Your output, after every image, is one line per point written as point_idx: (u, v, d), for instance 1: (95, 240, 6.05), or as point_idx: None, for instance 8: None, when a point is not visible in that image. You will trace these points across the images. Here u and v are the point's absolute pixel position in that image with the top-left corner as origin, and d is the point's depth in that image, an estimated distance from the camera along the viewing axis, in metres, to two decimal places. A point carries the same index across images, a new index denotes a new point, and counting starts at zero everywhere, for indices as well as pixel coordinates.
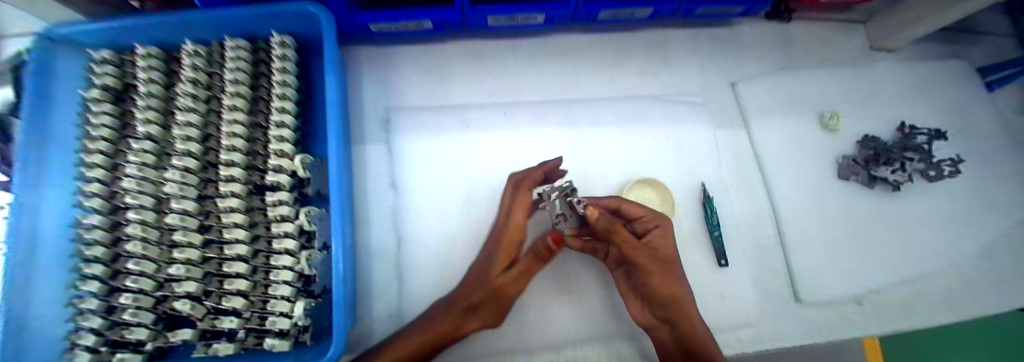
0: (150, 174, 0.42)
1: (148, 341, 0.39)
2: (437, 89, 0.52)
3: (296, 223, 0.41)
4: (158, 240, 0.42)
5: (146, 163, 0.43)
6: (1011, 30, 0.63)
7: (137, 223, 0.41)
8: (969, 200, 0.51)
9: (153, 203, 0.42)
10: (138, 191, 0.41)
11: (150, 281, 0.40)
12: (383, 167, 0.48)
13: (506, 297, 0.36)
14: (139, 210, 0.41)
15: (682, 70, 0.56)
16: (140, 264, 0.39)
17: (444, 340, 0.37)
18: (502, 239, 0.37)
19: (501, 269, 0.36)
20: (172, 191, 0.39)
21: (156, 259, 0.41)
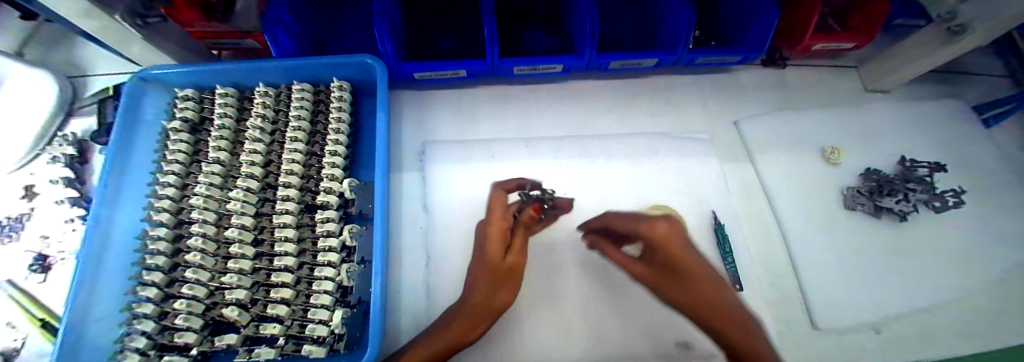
0: (216, 193, 0.48)
1: (194, 346, 0.42)
2: (466, 125, 0.59)
3: (340, 239, 0.45)
4: (215, 252, 0.46)
5: (214, 183, 0.48)
6: (1001, 75, 0.68)
7: (199, 236, 0.45)
8: (974, 232, 0.52)
9: (215, 218, 0.47)
10: (206, 208, 0.47)
11: (204, 288, 0.44)
12: (417, 191, 0.53)
13: (510, 282, 0.38)
14: (202, 224, 0.46)
15: (687, 110, 0.62)
16: (198, 272, 0.43)
17: (455, 348, 0.36)
18: (488, 230, 0.39)
19: (501, 257, 0.38)
20: (236, 208, 0.45)
21: (210, 269, 0.45)
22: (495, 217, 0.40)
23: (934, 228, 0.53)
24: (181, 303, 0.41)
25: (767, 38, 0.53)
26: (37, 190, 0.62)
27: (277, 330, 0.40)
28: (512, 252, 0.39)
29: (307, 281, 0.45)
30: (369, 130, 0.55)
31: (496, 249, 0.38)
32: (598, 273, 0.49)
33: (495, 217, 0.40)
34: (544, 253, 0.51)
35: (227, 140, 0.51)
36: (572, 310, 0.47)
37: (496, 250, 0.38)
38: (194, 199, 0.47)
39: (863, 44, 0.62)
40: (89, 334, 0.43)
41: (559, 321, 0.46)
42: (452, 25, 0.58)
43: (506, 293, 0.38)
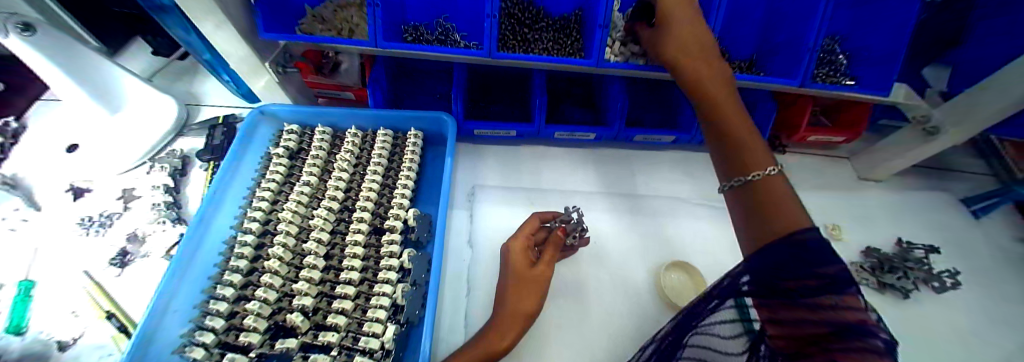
0: (302, 210, 0.57)
1: (255, 346, 0.45)
2: (512, 175, 0.69)
3: (400, 260, 0.53)
4: (290, 261, 0.53)
5: (302, 202, 0.57)
6: (976, 173, 0.78)
7: (281, 245, 0.52)
8: (979, 312, 0.56)
9: (296, 231, 0.55)
10: (292, 221, 0.55)
11: (275, 292, 0.49)
12: (466, 227, 0.61)
13: (529, 290, 0.47)
14: (285, 235, 0.53)
15: (702, 180, 0.71)
16: (274, 277, 0.50)
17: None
18: (513, 246, 0.50)
19: (526, 268, 0.48)
20: (319, 223, 0.54)
21: (283, 275, 0.51)
22: (525, 234, 0.51)
23: (942, 305, 0.57)
24: (254, 303, 0.46)
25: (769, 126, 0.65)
26: (135, 193, 0.65)
27: (335, 337, 0.44)
28: (541, 262, 0.49)
29: (365, 296, 0.50)
30: (433, 172, 0.66)
31: (521, 259, 0.49)
32: (628, 320, 0.53)
33: (524, 234, 0.51)
34: (576, 295, 0.55)
35: (317, 171, 0.62)
36: (601, 348, 0.50)
37: (523, 259, 0.49)
38: (285, 213, 0.55)
39: (851, 139, 0.73)
40: (161, 328, 0.45)
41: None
42: (508, 97, 0.72)
43: (528, 302, 0.46)
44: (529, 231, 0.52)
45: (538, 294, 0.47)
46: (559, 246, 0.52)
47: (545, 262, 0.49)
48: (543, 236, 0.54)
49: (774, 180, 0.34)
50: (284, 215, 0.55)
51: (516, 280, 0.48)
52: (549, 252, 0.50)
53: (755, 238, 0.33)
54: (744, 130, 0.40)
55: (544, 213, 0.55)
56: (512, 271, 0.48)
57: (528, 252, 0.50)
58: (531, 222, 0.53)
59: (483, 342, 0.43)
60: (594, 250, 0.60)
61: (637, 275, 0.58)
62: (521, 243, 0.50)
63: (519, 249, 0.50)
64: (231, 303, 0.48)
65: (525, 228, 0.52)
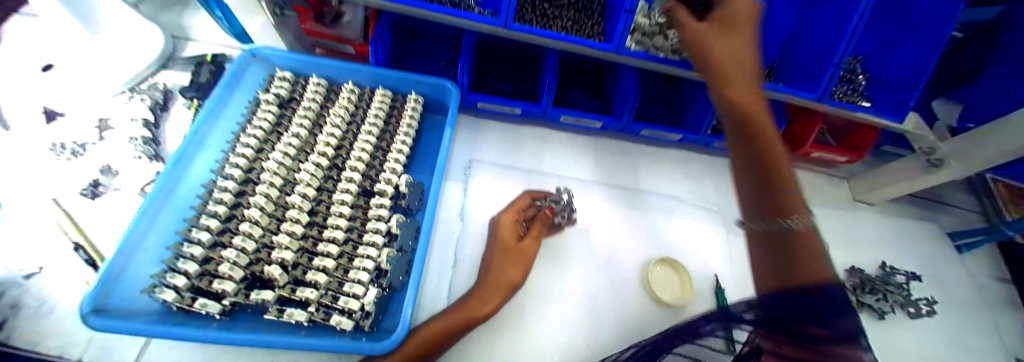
0: (288, 162, 0.54)
1: (229, 295, 0.42)
2: (511, 153, 0.67)
3: (387, 225, 0.51)
4: (272, 213, 0.50)
5: (289, 155, 0.55)
6: (965, 209, 0.79)
7: (264, 196, 0.50)
8: (946, 341, 0.58)
9: (281, 184, 0.52)
10: (277, 173, 0.52)
11: (254, 243, 0.47)
12: (458, 201, 0.59)
13: (512, 262, 0.48)
14: (268, 186, 0.51)
15: (700, 183, 0.71)
16: (253, 227, 0.47)
17: (441, 337, 0.41)
18: (502, 221, 0.51)
19: (515, 242, 0.49)
20: (305, 178, 0.52)
21: (263, 226, 0.49)
22: (515, 209, 0.52)
23: (913, 329, 0.58)
24: (230, 251, 0.44)
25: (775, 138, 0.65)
26: (111, 124, 0.61)
27: (313, 294, 0.42)
28: (529, 237, 0.50)
29: (348, 257, 0.48)
30: (430, 142, 0.64)
31: (509, 233, 0.50)
32: (612, 310, 0.53)
33: (514, 209, 0.52)
34: (563, 281, 0.54)
35: (309, 126, 0.59)
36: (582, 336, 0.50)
37: (512, 232, 0.50)
38: (271, 164, 0.53)
39: (853, 161, 0.73)
40: (128, 264, 0.42)
41: (570, 345, 0.49)
42: (516, 74, 0.70)
43: (513, 271, 0.47)
44: (519, 206, 0.53)
45: (522, 270, 0.48)
46: (546, 223, 0.54)
47: (533, 236, 0.50)
48: (532, 212, 0.55)
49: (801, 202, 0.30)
50: (268, 166, 0.53)
51: (501, 251, 0.49)
52: (537, 227, 0.52)
53: (777, 284, 0.26)
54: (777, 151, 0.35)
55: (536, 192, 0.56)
56: (499, 242, 0.49)
57: (517, 227, 0.51)
58: (521, 198, 0.54)
59: (460, 310, 0.43)
60: (585, 238, 0.59)
61: (626, 269, 0.57)
62: (510, 217, 0.52)
63: (508, 223, 0.51)
64: (206, 248, 0.46)
65: (515, 203, 0.53)
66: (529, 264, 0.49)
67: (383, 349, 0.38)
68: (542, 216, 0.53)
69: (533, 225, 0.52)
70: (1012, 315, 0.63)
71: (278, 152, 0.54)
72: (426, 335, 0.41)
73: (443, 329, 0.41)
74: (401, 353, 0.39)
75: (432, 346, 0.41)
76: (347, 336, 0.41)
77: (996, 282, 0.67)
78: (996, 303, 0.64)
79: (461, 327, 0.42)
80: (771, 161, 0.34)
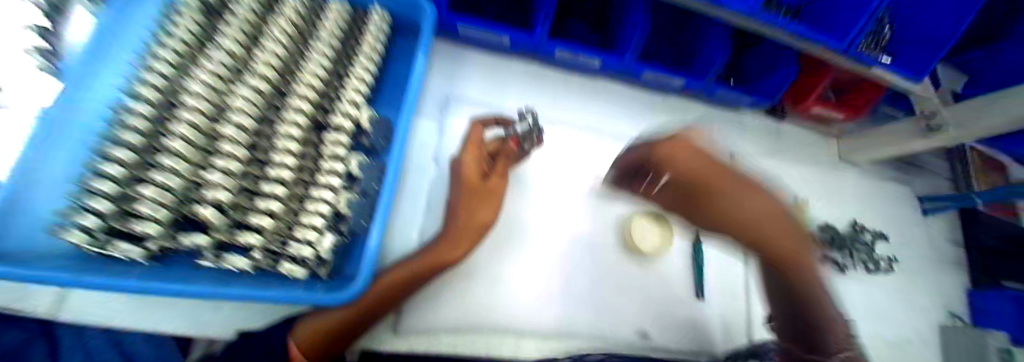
0: (219, 84, 0.42)
1: (152, 239, 0.35)
2: (495, 90, 0.59)
3: (347, 167, 0.46)
4: (202, 145, 0.40)
5: (219, 74, 0.43)
6: (938, 174, 0.81)
7: (189, 124, 0.39)
8: (896, 294, 0.62)
9: (211, 109, 0.41)
10: (203, 96, 0.41)
11: (180, 179, 0.37)
12: (433, 142, 0.53)
13: (477, 205, 0.44)
14: (193, 111, 0.40)
15: (694, 133, 0.67)
16: (179, 161, 0.37)
17: (404, 289, 0.40)
18: (463, 161, 0.46)
19: (480, 183, 0.45)
20: (241, 105, 0.42)
21: (192, 162, 0.39)
22: (476, 145, 0.47)
23: (869, 284, 0.62)
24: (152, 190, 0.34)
25: (783, 88, 0.62)
26: None
27: (255, 240, 0.37)
28: (494, 175, 0.46)
29: (299, 200, 0.42)
30: (399, 72, 0.55)
31: (474, 175, 0.45)
32: (585, 259, 0.53)
33: (475, 144, 0.46)
34: (541, 228, 0.53)
35: (242, 39, 0.46)
36: (553, 287, 0.50)
37: (474, 171, 0.45)
38: (195, 84, 0.41)
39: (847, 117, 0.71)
40: (22, 202, 0.33)
41: (540, 290, 0.50)
42: None
43: (484, 213, 0.44)
44: (478, 139, 0.47)
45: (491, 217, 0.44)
46: (511, 157, 0.50)
47: (500, 173, 0.46)
48: (496, 146, 0.49)
49: (786, 250, 0.32)
50: (191, 86, 0.41)
51: (467, 194, 0.45)
52: (502, 164, 0.48)
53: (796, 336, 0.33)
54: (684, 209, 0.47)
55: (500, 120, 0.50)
56: (462, 185, 0.45)
57: (479, 165, 0.46)
58: (479, 129, 0.47)
59: (425, 257, 0.41)
60: (569, 189, 0.56)
61: (605, 220, 0.56)
62: (471, 154, 0.46)
63: (471, 162, 0.46)
64: (121, 185, 0.35)
65: (474, 136, 0.46)
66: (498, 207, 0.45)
67: (342, 299, 0.36)
68: (505, 149, 0.49)
69: (498, 163, 0.48)
70: (953, 273, 0.68)
71: (202, 70, 0.42)
72: (388, 281, 0.40)
73: (404, 279, 0.40)
74: (364, 301, 0.39)
75: (396, 293, 0.40)
76: (301, 285, 0.39)
77: (948, 243, 0.72)
78: (944, 263, 0.69)
79: (427, 274, 0.40)
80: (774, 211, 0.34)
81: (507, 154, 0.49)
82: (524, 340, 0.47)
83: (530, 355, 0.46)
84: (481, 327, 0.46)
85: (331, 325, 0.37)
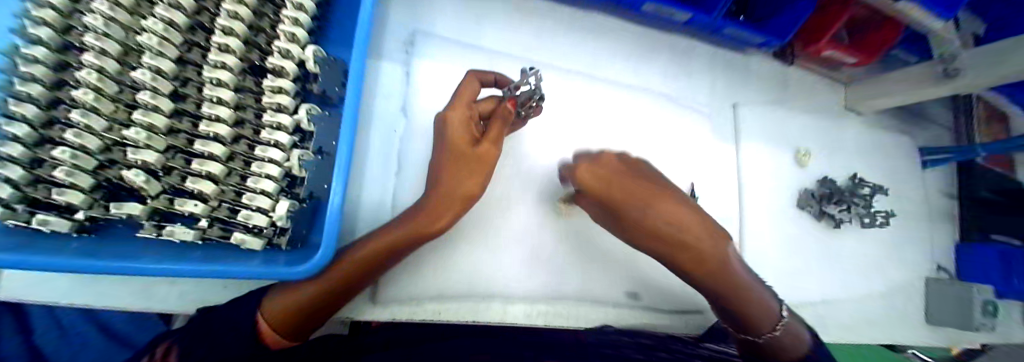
0: (122, 17, 0.34)
1: (81, 208, 0.31)
2: (470, 26, 0.50)
3: (294, 119, 0.36)
4: (116, 97, 0.33)
5: (122, 4, 0.34)
6: (945, 125, 0.76)
7: (93, 69, 0.32)
8: (881, 248, 0.62)
9: (118, 51, 0.33)
10: (104, 34, 0.33)
11: (99, 140, 0.31)
12: (399, 89, 0.45)
13: (467, 176, 0.36)
14: (100, 55, 0.32)
15: (695, 78, 0.60)
16: (89, 116, 0.31)
17: (382, 266, 0.35)
18: (451, 120, 0.37)
19: (466, 147, 0.37)
20: (149, 44, 0.32)
21: (109, 116, 0.32)
22: (463, 101, 0.38)
23: (857, 239, 0.61)
24: (62, 152, 0.29)
25: (795, 25, 0.53)
26: None
27: (198, 209, 0.31)
28: (487, 140, 0.37)
29: (243, 160, 0.35)
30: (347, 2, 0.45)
31: (462, 138, 0.37)
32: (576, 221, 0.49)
33: (462, 102, 0.38)
34: (525, 188, 0.48)
35: None
36: (545, 254, 0.47)
37: (459, 134, 0.37)
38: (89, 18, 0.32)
39: (863, 61, 0.64)
40: None
41: (530, 254, 0.46)
42: None
43: (472, 183, 0.36)
44: (469, 95, 0.38)
45: (481, 188, 0.37)
46: (508, 120, 0.39)
47: (492, 139, 0.37)
48: (489, 107, 0.40)
49: (712, 266, 0.35)
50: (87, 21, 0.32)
51: (453, 160, 0.37)
52: (498, 125, 0.38)
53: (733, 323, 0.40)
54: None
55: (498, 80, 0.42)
56: (448, 150, 0.37)
57: (469, 126, 0.38)
58: (471, 81, 0.39)
59: (400, 230, 0.34)
60: (555, 143, 0.50)
61: None
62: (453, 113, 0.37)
63: (454, 121, 0.37)
64: (30, 147, 0.30)
65: (467, 88, 0.38)
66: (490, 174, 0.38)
67: (299, 274, 0.30)
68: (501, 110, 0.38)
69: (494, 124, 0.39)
70: (940, 226, 0.68)
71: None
72: (357, 261, 0.34)
73: (378, 257, 0.34)
74: (330, 279, 0.33)
75: (370, 269, 0.34)
76: (258, 257, 0.32)
77: (941, 197, 0.70)
78: (933, 216, 0.68)
79: (398, 249, 0.34)
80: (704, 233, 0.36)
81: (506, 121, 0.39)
82: (512, 306, 0.44)
83: (516, 321, 0.44)
84: (468, 295, 0.43)
85: (300, 301, 0.33)
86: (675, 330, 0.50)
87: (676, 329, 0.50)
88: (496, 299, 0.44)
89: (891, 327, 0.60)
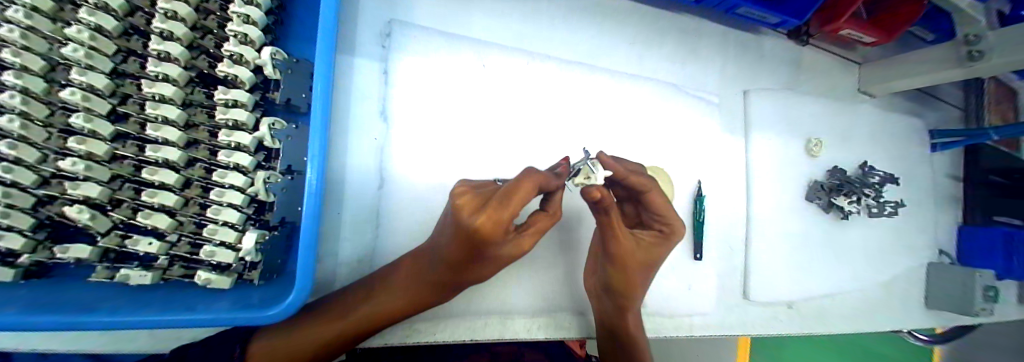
0: (45, 27, 0.25)
1: (23, 253, 0.27)
2: (455, 12, 0.44)
3: (254, 137, 0.30)
4: (45, 121, 0.26)
5: (40, 9, 0.25)
6: (959, 103, 0.73)
7: (15, 91, 0.25)
8: (886, 237, 0.61)
9: (42, 67, 0.26)
10: (24, 48, 0.25)
11: (31, 174, 0.26)
12: (375, 90, 0.40)
13: (480, 266, 0.31)
14: (20, 73, 0.25)
15: (704, 65, 0.55)
16: (19, 148, 0.24)
17: (381, 322, 0.33)
18: (480, 229, 0.26)
19: (501, 253, 0.30)
20: (77, 57, 0.25)
21: (39, 146, 0.26)
22: (508, 216, 0.27)
23: (862, 229, 0.60)
24: None
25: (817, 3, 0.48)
26: None
27: (155, 249, 0.27)
28: (526, 237, 0.31)
29: (201, 186, 0.30)
30: None
31: (496, 241, 0.28)
32: (576, 226, 0.46)
33: (506, 216, 0.27)
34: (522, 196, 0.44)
35: None
36: (547, 268, 0.45)
37: (497, 243, 0.29)
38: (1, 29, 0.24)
39: (879, 42, 0.60)
40: None
41: (529, 268, 0.44)
42: None
43: (485, 271, 0.32)
44: (523, 205, 0.28)
45: (492, 272, 0.34)
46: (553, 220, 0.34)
47: (528, 237, 0.31)
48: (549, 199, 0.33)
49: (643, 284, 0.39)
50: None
51: (472, 255, 0.29)
52: (541, 222, 0.33)
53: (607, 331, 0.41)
54: (634, 253, 0.37)
55: (542, 175, 0.30)
56: (466, 239, 0.28)
57: (508, 229, 0.28)
58: (525, 190, 0.28)
59: (401, 289, 0.33)
60: (553, 144, 0.46)
61: None
62: (496, 230, 0.27)
63: (490, 237, 0.27)
64: None
65: (521, 194, 0.27)
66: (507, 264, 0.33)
67: (271, 318, 0.27)
68: (548, 213, 0.33)
69: (536, 214, 0.34)
70: (944, 211, 0.67)
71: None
72: (357, 315, 0.32)
73: (378, 313, 0.33)
74: (321, 326, 0.32)
75: (368, 325, 0.33)
76: (227, 299, 0.29)
77: (946, 181, 0.69)
78: (937, 201, 0.67)
79: (412, 310, 0.34)
80: (648, 260, 0.38)
81: (546, 215, 0.33)
82: (512, 320, 0.42)
83: (519, 335, 0.42)
84: (463, 314, 0.41)
85: (297, 351, 0.32)
86: (680, 333, 0.49)
87: (682, 333, 0.49)
88: (496, 316, 0.42)
89: (891, 315, 0.60)
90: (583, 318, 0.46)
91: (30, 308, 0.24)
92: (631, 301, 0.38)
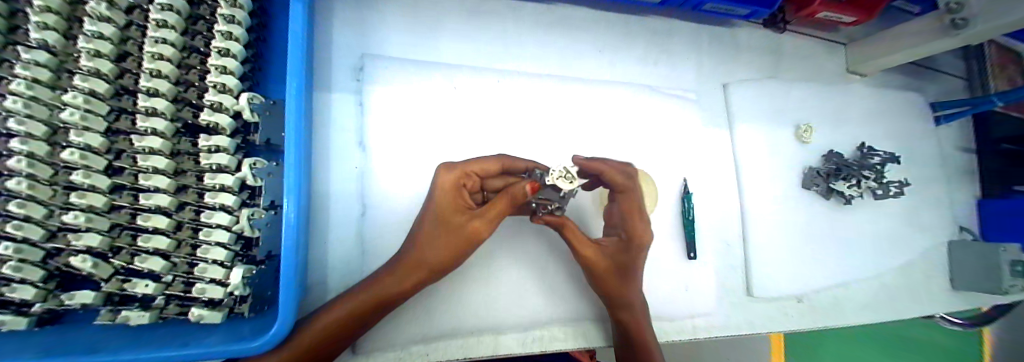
0: (45, 95, 0.29)
1: (35, 302, 0.29)
2: (425, 41, 0.46)
3: (238, 176, 0.33)
4: (50, 180, 0.29)
5: (39, 80, 0.29)
6: (962, 73, 0.70)
7: (22, 155, 0.28)
8: (896, 218, 0.58)
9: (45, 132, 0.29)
10: (28, 116, 0.28)
11: (39, 229, 0.28)
12: (351, 122, 0.42)
13: (440, 235, 0.35)
14: (26, 139, 0.27)
15: (679, 64, 0.55)
16: (26, 207, 0.27)
17: (348, 326, 0.33)
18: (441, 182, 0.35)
19: (457, 217, 0.35)
20: (72, 119, 0.28)
21: (44, 204, 0.29)
22: (465, 170, 0.35)
23: (868, 212, 0.57)
24: (4, 248, 0.26)
25: None
26: None
27: (150, 289, 0.29)
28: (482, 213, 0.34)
29: (192, 228, 0.32)
30: (285, 40, 0.42)
31: (445, 198, 0.35)
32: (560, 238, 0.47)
33: (463, 169, 0.35)
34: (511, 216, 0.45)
35: (55, 12, 0.30)
36: (535, 280, 0.45)
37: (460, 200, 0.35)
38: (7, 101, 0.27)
39: (858, 20, 0.59)
40: None
41: (518, 281, 0.44)
42: None
43: (437, 250, 0.34)
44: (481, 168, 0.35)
45: (448, 252, 0.35)
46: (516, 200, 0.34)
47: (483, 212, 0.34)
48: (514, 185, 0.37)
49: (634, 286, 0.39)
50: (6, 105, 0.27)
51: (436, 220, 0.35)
52: (496, 205, 0.35)
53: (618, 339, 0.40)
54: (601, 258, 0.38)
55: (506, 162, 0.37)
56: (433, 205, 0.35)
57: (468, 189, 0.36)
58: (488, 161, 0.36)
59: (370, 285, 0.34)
60: (528, 153, 0.47)
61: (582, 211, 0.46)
62: (456, 183, 0.35)
63: (449, 190, 0.35)
64: None
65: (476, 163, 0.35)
66: (461, 242, 0.34)
67: (254, 350, 0.28)
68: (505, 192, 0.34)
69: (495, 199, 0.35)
70: (959, 186, 0.64)
71: (11, 74, 0.29)
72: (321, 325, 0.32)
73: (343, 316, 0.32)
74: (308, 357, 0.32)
75: (335, 334, 0.32)
76: (219, 333, 0.30)
77: (957, 154, 0.65)
78: (950, 176, 0.64)
79: (374, 308, 0.33)
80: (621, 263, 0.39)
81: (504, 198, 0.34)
82: (504, 336, 0.42)
83: (511, 351, 0.42)
84: (454, 333, 0.41)
85: None
86: (683, 336, 0.47)
87: (685, 337, 0.47)
88: (487, 334, 0.42)
89: (915, 300, 0.57)
90: (576, 328, 0.45)
91: (39, 354, 0.26)
92: (620, 304, 0.39)
